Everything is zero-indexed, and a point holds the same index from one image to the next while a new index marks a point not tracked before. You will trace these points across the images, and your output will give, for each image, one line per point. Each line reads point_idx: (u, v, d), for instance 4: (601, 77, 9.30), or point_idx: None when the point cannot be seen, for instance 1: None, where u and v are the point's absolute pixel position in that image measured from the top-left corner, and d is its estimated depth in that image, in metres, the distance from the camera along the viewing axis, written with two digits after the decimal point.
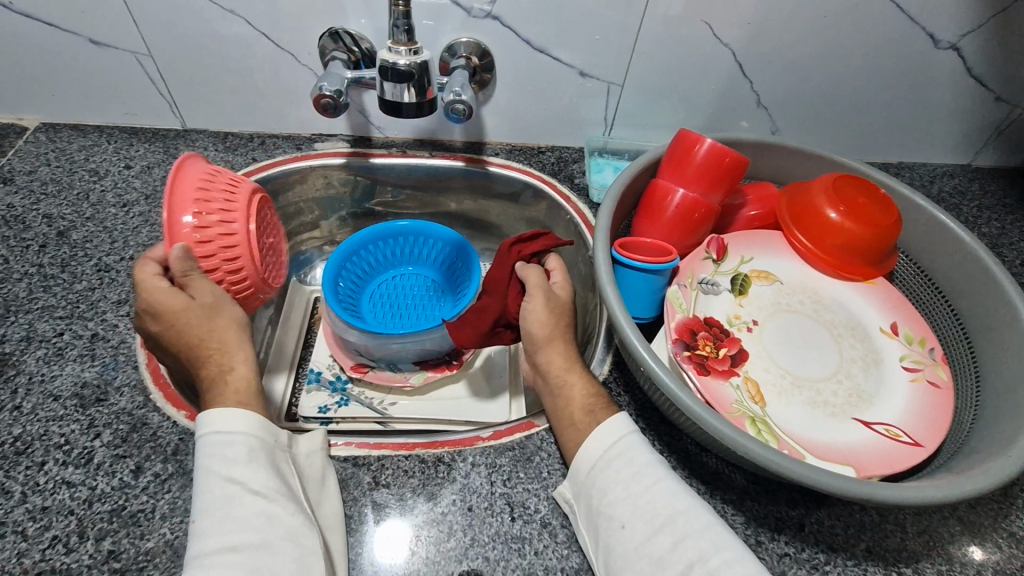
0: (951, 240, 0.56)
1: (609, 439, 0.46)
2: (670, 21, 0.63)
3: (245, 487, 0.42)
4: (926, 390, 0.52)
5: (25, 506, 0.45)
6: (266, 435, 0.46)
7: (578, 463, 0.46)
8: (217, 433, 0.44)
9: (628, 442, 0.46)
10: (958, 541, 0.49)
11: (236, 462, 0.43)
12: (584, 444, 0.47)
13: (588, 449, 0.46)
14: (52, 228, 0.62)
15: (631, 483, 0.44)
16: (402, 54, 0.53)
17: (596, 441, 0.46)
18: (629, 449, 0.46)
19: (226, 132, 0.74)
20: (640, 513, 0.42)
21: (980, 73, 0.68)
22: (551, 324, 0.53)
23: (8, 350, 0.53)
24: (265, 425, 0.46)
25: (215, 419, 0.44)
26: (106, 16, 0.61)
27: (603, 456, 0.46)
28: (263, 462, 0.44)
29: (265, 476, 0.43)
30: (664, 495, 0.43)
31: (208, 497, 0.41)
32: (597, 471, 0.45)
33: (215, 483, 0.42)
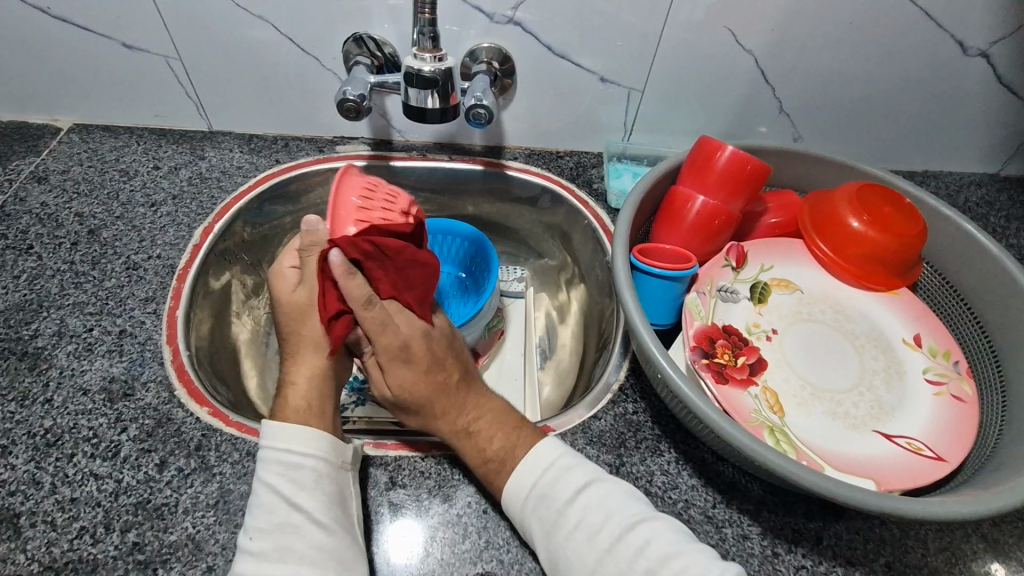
0: (979, 253, 0.55)
1: (534, 475, 0.45)
2: (692, 26, 0.62)
3: (308, 514, 0.42)
4: (950, 404, 0.51)
5: (55, 497, 0.46)
6: (333, 457, 0.45)
7: (509, 500, 0.45)
8: (285, 453, 0.44)
9: (554, 471, 0.45)
10: (981, 559, 0.48)
11: (301, 488, 0.43)
12: (506, 486, 0.46)
13: (515, 484, 0.45)
14: (83, 227, 0.64)
15: (562, 518, 0.43)
16: (427, 61, 0.53)
17: (522, 472, 0.45)
18: (557, 477, 0.45)
19: (251, 134, 0.76)
20: (579, 545, 0.42)
21: (1010, 81, 0.66)
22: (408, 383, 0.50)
23: (40, 344, 0.55)
24: (335, 447, 0.46)
25: (283, 435, 0.44)
26: (139, 20, 0.63)
27: (532, 491, 0.44)
28: (327, 488, 0.44)
29: (327, 502, 0.43)
30: (597, 520, 0.43)
31: (266, 517, 0.42)
32: (529, 508, 0.44)
33: (279, 507, 0.42)
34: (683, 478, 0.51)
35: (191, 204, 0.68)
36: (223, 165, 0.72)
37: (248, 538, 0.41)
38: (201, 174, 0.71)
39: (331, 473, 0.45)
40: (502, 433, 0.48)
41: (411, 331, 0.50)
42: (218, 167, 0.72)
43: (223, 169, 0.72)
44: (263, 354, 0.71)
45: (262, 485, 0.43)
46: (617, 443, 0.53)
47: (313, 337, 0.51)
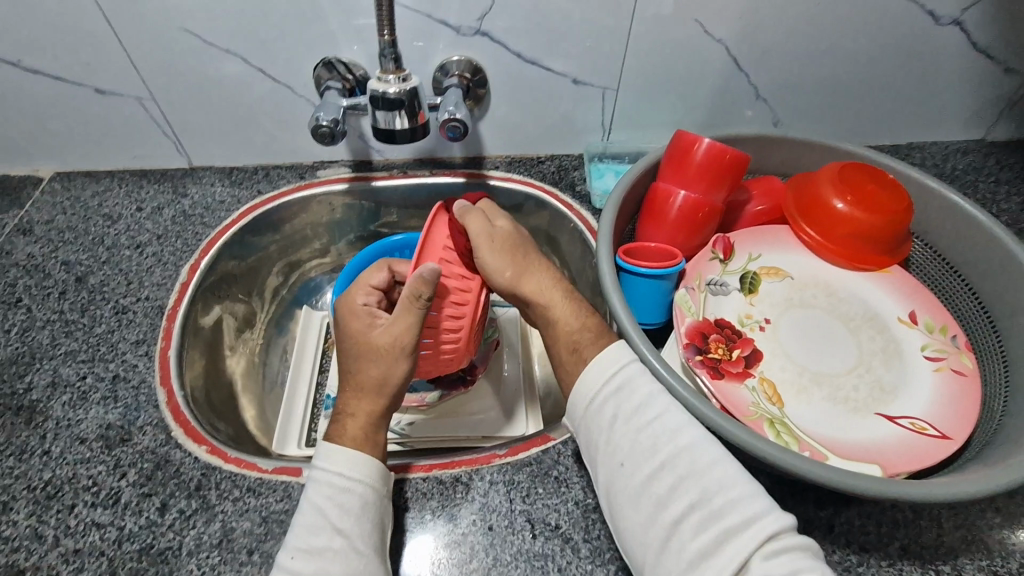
0: (968, 224, 0.55)
1: (605, 377, 0.44)
2: (660, 20, 0.62)
3: (351, 538, 0.41)
4: (951, 379, 0.50)
5: (58, 549, 0.46)
6: (378, 485, 0.45)
7: (575, 400, 0.45)
8: (334, 476, 0.44)
9: (630, 372, 0.44)
10: (998, 533, 0.47)
11: (344, 512, 0.42)
12: (583, 375, 0.45)
13: (592, 373, 0.45)
14: (70, 274, 0.64)
15: (628, 420, 0.42)
16: (392, 82, 0.53)
17: (597, 368, 0.45)
18: (629, 382, 0.44)
19: (231, 167, 0.76)
20: (640, 449, 0.41)
21: (985, 47, 0.66)
22: (506, 246, 0.52)
23: (35, 397, 0.55)
24: (382, 475, 0.45)
25: (334, 456, 0.44)
26: (110, 66, 0.64)
27: (605, 388, 0.44)
28: (369, 515, 0.43)
29: (369, 529, 0.43)
30: (666, 427, 0.41)
31: (312, 539, 0.41)
32: (594, 406, 0.44)
33: (322, 529, 0.42)
34: None
35: (176, 242, 0.68)
36: (205, 201, 0.72)
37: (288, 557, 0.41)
38: (185, 211, 0.71)
39: (375, 501, 0.44)
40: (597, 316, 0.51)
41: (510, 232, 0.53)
42: (201, 204, 0.72)
43: (206, 205, 0.72)
44: (260, 386, 0.71)
45: (307, 505, 0.43)
46: None
47: (380, 379, 0.49)
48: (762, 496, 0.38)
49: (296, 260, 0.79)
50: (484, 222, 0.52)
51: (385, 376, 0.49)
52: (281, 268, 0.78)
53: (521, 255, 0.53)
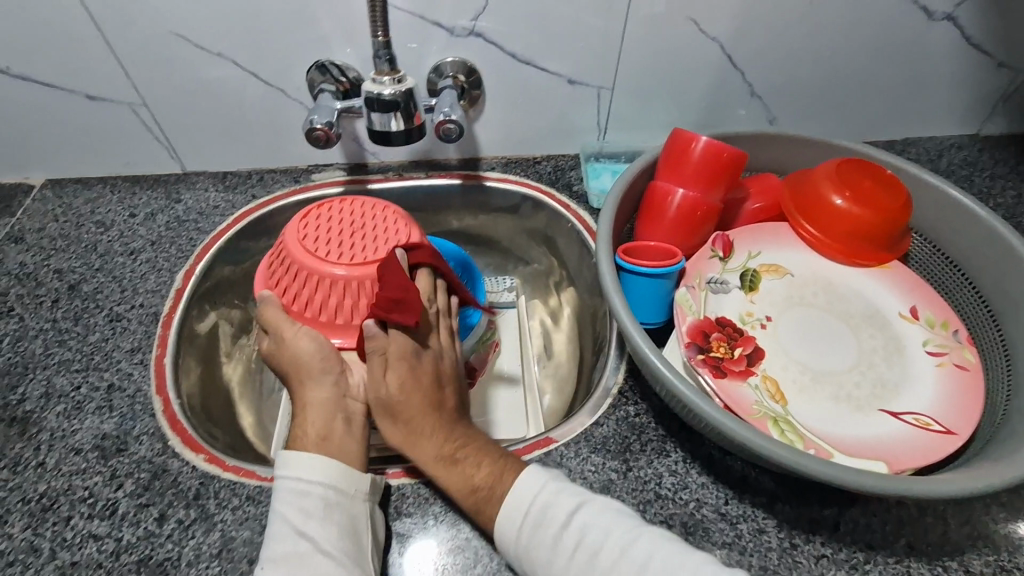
0: (967, 219, 0.55)
1: (522, 507, 0.43)
2: (654, 18, 0.62)
3: (319, 543, 0.42)
4: (954, 374, 0.50)
5: (55, 562, 0.45)
6: (344, 487, 0.45)
7: (503, 535, 0.43)
8: (295, 482, 0.44)
9: (544, 503, 0.43)
10: (1003, 528, 0.47)
11: (311, 517, 0.43)
12: (496, 524, 0.44)
13: (506, 519, 0.43)
14: (63, 283, 0.63)
15: (552, 555, 0.41)
16: (387, 84, 0.52)
17: (509, 511, 0.43)
18: (545, 510, 0.43)
19: (224, 172, 0.75)
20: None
21: (979, 41, 0.66)
22: (397, 410, 0.48)
23: (28, 408, 0.54)
24: (345, 475, 0.45)
25: (291, 464, 0.45)
26: (100, 72, 0.63)
27: (522, 527, 0.43)
28: (337, 518, 0.43)
29: (339, 533, 0.43)
30: (597, 538, 0.41)
31: (278, 547, 0.41)
32: (519, 550, 0.42)
33: (288, 536, 0.42)
34: (692, 477, 0.50)
35: (170, 248, 0.67)
36: (199, 207, 0.71)
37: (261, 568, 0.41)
38: (179, 217, 0.70)
39: (343, 503, 0.44)
40: (490, 459, 0.47)
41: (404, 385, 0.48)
42: (195, 210, 0.71)
43: (200, 210, 0.71)
44: (258, 392, 0.70)
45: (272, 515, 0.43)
46: (622, 448, 0.52)
47: (296, 365, 0.51)
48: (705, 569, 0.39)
49: None
50: (376, 376, 0.49)
51: (297, 349, 0.52)
52: None
53: (406, 420, 0.48)
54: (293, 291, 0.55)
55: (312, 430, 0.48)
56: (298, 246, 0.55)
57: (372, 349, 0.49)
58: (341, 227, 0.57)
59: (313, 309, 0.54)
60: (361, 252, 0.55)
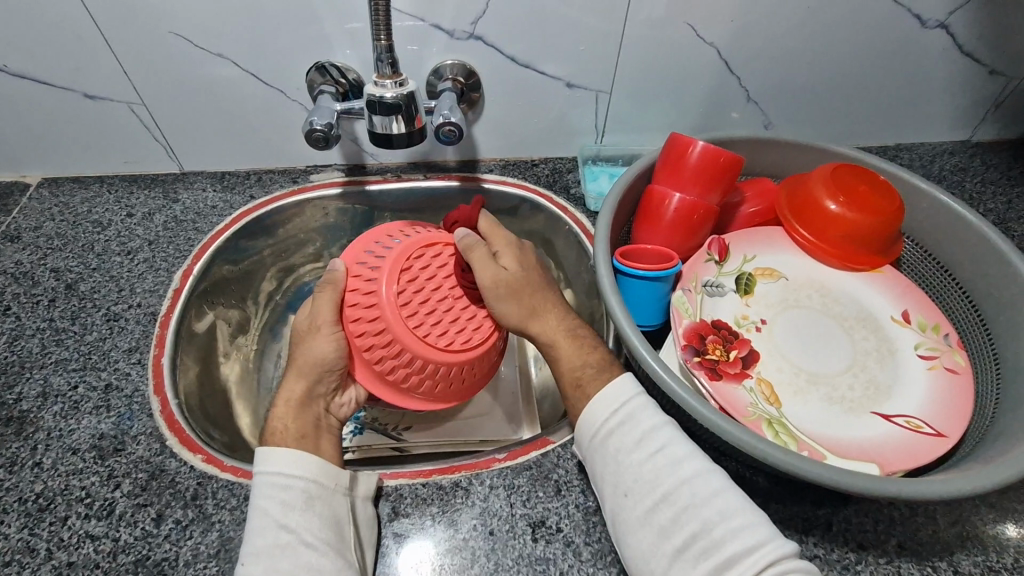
0: (958, 225, 0.56)
1: (612, 405, 0.45)
2: (652, 23, 0.63)
3: (302, 535, 0.42)
4: (944, 377, 0.51)
5: (52, 562, 0.45)
6: (324, 481, 0.45)
7: (582, 428, 0.47)
8: (275, 476, 0.44)
9: (633, 407, 0.45)
10: (992, 529, 0.48)
11: (293, 509, 0.43)
12: (588, 407, 0.46)
13: (596, 409, 0.46)
14: (60, 282, 0.63)
15: (632, 450, 0.43)
16: (388, 87, 0.53)
17: (602, 402, 0.46)
18: (634, 414, 0.45)
19: (223, 172, 0.75)
20: (642, 481, 0.42)
21: (971, 49, 0.67)
22: (517, 287, 0.52)
23: (25, 407, 0.54)
24: (324, 468, 0.46)
25: (269, 459, 0.44)
26: (99, 71, 0.63)
27: (609, 421, 0.45)
28: (319, 511, 0.44)
29: (320, 526, 0.43)
30: (671, 454, 0.43)
31: (259, 541, 0.41)
32: (601, 437, 0.45)
33: (270, 528, 0.42)
34: None
35: (168, 248, 0.67)
36: (197, 206, 0.71)
37: (243, 564, 0.41)
38: (176, 217, 0.70)
39: (323, 496, 0.45)
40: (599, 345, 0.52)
41: (522, 268, 0.53)
42: (193, 209, 0.71)
43: (198, 210, 0.71)
44: (254, 394, 0.70)
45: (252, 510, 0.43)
46: None
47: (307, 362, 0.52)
48: (761, 525, 0.39)
49: (290, 265, 0.78)
50: (491, 264, 0.52)
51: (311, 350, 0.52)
52: (275, 274, 0.77)
53: (529, 298, 0.53)
54: (358, 295, 0.52)
55: (291, 428, 0.49)
56: (394, 270, 0.52)
57: (472, 250, 0.52)
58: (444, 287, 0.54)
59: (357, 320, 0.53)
60: (434, 326, 0.52)
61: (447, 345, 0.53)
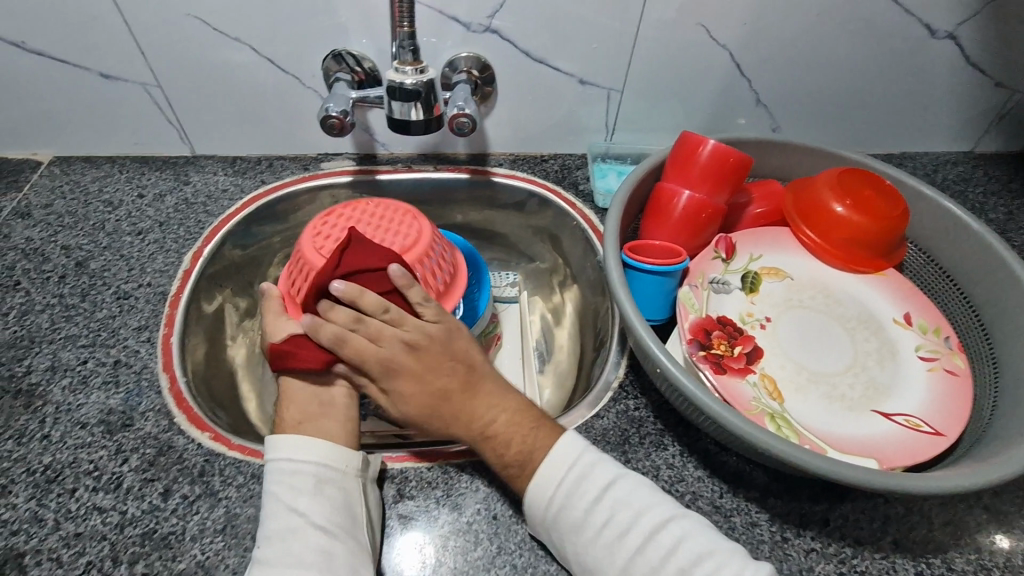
0: (961, 230, 0.57)
1: (556, 478, 0.45)
2: (665, 24, 0.63)
3: (311, 517, 0.43)
4: (944, 378, 0.52)
5: (59, 533, 0.46)
6: (334, 464, 0.46)
7: (531, 508, 0.45)
8: (286, 462, 0.45)
9: (579, 474, 0.45)
10: (985, 528, 0.49)
11: (302, 493, 0.44)
12: (530, 488, 0.45)
13: (539, 489, 0.45)
14: (70, 259, 0.64)
15: (584, 527, 0.43)
16: (409, 74, 0.53)
17: (544, 481, 0.45)
18: (577, 486, 0.44)
19: (235, 157, 0.76)
20: (606, 555, 0.42)
21: (977, 61, 0.68)
22: (427, 414, 0.48)
23: (34, 380, 0.54)
24: (332, 451, 0.46)
25: (277, 446, 0.46)
26: (116, 51, 0.63)
27: (554, 499, 0.44)
28: (327, 494, 0.44)
29: (332, 507, 0.44)
30: (628, 514, 0.43)
31: (270, 526, 0.43)
32: (551, 518, 0.44)
33: (281, 513, 0.43)
34: (689, 470, 0.51)
35: (178, 229, 0.68)
36: (208, 190, 0.72)
37: (258, 547, 0.42)
38: (187, 200, 0.71)
39: (334, 479, 0.45)
40: (521, 435, 0.47)
41: (411, 386, 0.49)
42: (203, 192, 0.71)
43: (209, 193, 0.71)
44: (259, 377, 0.70)
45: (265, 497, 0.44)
46: (621, 440, 0.53)
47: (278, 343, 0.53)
48: (730, 553, 0.41)
49: None
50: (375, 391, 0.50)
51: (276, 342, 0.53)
52: (283, 260, 0.78)
53: (430, 413, 0.48)
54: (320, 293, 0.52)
55: (290, 414, 0.50)
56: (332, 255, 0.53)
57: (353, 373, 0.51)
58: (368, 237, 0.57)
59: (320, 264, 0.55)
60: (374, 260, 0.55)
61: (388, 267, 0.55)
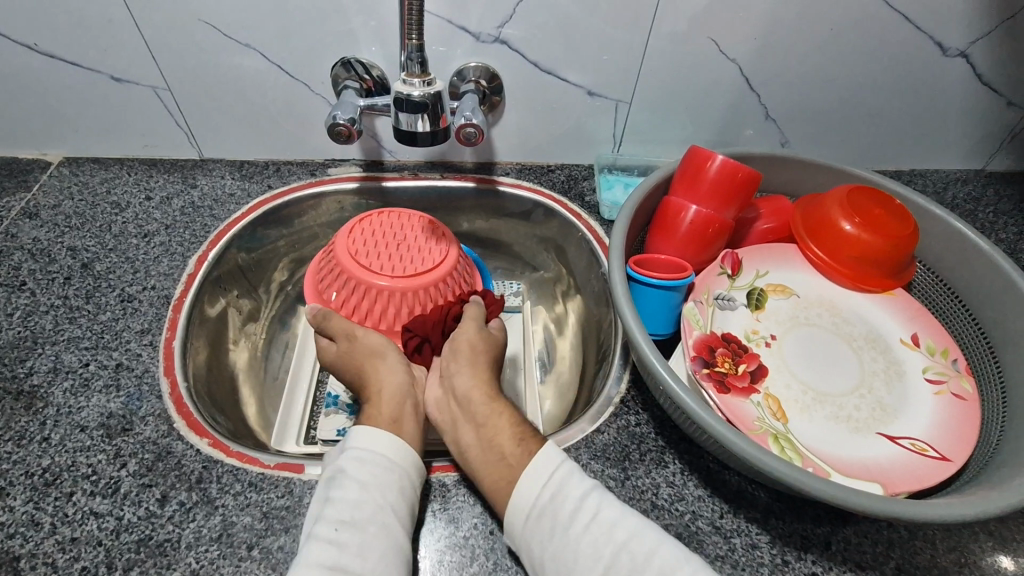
0: (971, 252, 0.56)
1: (536, 485, 0.45)
2: (675, 37, 0.63)
3: (385, 510, 0.44)
4: (950, 402, 0.51)
5: (55, 537, 0.45)
6: (415, 473, 0.48)
7: (512, 517, 0.45)
8: (377, 454, 0.48)
9: (560, 479, 0.46)
10: (990, 556, 0.48)
11: (388, 487, 0.46)
12: (513, 494, 0.45)
13: (524, 488, 0.45)
14: (76, 261, 0.64)
15: (570, 526, 0.43)
16: (416, 86, 0.53)
17: (528, 482, 0.45)
18: (560, 487, 0.45)
19: (242, 161, 0.76)
20: (585, 557, 0.42)
21: (990, 80, 0.68)
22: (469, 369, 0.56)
23: (36, 382, 0.54)
24: (419, 464, 0.49)
25: (368, 438, 0.49)
26: (127, 54, 0.63)
27: (537, 499, 0.45)
28: (411, 496, 0.47)
29: (398, 498, 0.45)
30: (609, 518, 0.43)
31: (347, 506, 0.44)
32: (531, 521, 0.44)
33: (358, 498, 0.44)
34: (689, 489, 0.50)
35: (184, 233, 0.68)
36: (215, 194, 0.72)
37: (323, 524, 0.43)
38: (194, 203, 0.71)
39: (416, 485, 0.48)
40: None
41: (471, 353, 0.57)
42: (210, 196, 0.72)
43: (215, 197, 0.72)
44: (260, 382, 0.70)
45: (347, 477, 0.46)
46: (621, 456, 0.52)
47: (367, 348, 0.58)
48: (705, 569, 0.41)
49: (302, 256, 0.79)
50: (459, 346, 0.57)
51: (367, 342, 0.58)
52: (287, 265, 0.78)
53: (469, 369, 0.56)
54: (356, 307, 0.62)
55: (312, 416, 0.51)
56: (355, 266, 0.61)
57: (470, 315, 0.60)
58: (384, 243, 0.63)
59: (360, 260, 0.62)
60: (403, 265, 0.62)
61: (411, 271, 0.62)
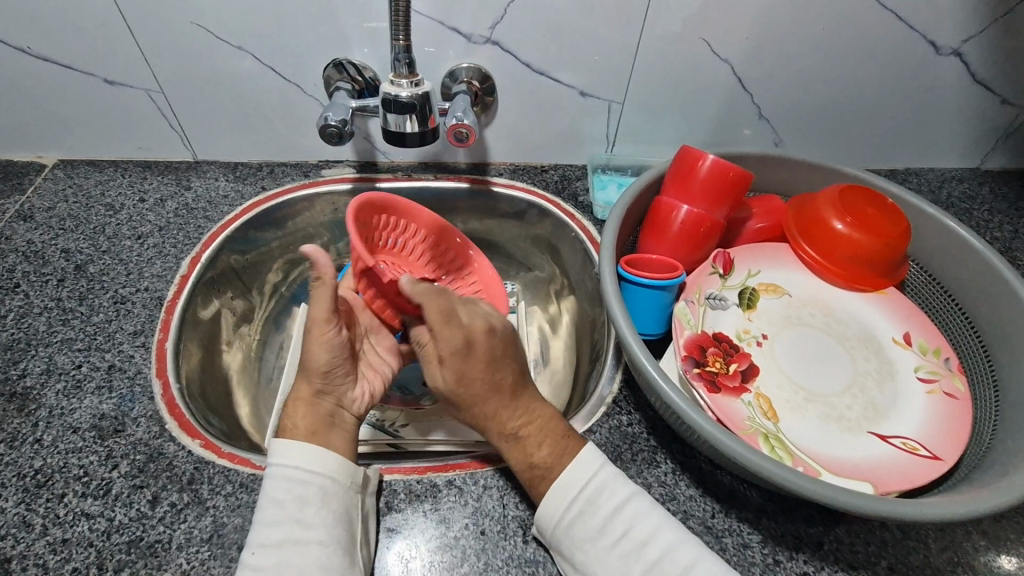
0: (964, 251, 0.56)
1: (572, 492, 0.44)
2: (667, 37, 0.63)
3: (314, 533, 0.43)
4: (943, 401, 0.51)
5: (46, 538, 0.45)
6: (341, 478, 0.46)
7: (543, 519, 0.45)
8: (295, 469, 0.45)
9: (597, 485, 0.45)
10: (984, 556, 0.48)
11: (310, 506, 0.44)
12: (546, 498, 0.45)
13: (555, 500, 0.45)
14: (70, 263, 0.64)
15: (600, 537, 0.43)
16: (404, 86, 0.54)
17: (561, 489, 0.45)
18: (597, 493, 0.44)
19: (236, 163, 0.76)
20: (613, 570, 0.42)
21: (983, 78, 0.67)
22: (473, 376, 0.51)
23: (29, 384, 0.54)
24: (345, 467, 0.47)
25: (284, 449, 0.46)
26: (121, 57, 0.64)
27: (570, 507, 0.44)
28: (336, 508, 0.44)
29: (334, 524, 0.44)
30: (642, 533, 0.43)
31: (272, 534, 0.42)
32: (563, 527, 0.44)
33: (284, 523, 0.42)
34: (680, 489, 0.50)
35: (178, 234, 0.68)
36: (209, 196, 0.72)
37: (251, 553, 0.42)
38: (188, 205, 0.71)
39: (339, 492, 0.45)
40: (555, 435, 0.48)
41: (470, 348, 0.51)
42: (204, 198, 0.72)
43: (209, 199, 0.72)
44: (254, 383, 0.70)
45: (265, 500, 0.44)
46: (612, 456, 0.52)
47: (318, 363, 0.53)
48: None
49: (297, 258, 0.79)
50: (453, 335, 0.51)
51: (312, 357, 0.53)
52: (282, 266, 0.78)
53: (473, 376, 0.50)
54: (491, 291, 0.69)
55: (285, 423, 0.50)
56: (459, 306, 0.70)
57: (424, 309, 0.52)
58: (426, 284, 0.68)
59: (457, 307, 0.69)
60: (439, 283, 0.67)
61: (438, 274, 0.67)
